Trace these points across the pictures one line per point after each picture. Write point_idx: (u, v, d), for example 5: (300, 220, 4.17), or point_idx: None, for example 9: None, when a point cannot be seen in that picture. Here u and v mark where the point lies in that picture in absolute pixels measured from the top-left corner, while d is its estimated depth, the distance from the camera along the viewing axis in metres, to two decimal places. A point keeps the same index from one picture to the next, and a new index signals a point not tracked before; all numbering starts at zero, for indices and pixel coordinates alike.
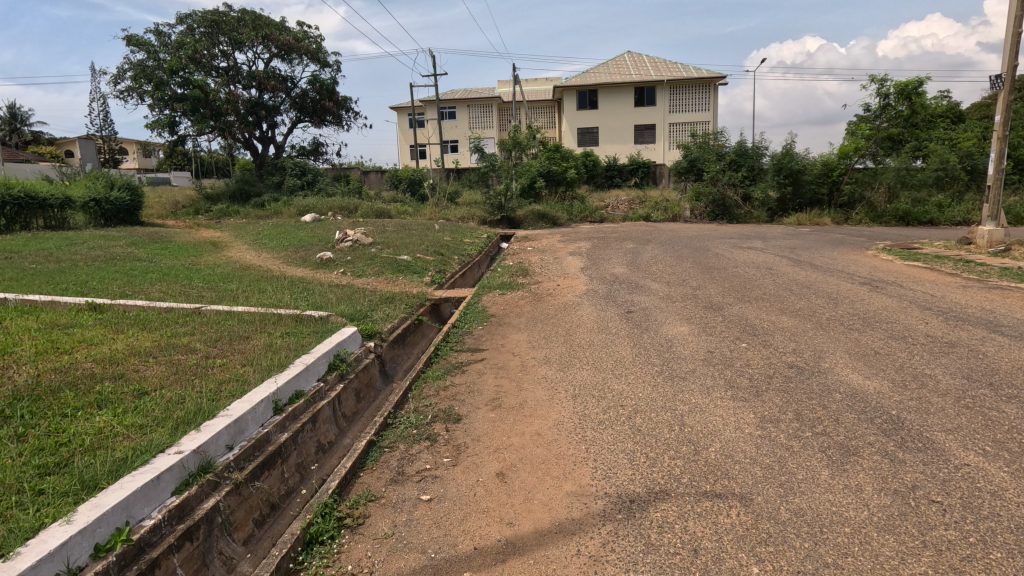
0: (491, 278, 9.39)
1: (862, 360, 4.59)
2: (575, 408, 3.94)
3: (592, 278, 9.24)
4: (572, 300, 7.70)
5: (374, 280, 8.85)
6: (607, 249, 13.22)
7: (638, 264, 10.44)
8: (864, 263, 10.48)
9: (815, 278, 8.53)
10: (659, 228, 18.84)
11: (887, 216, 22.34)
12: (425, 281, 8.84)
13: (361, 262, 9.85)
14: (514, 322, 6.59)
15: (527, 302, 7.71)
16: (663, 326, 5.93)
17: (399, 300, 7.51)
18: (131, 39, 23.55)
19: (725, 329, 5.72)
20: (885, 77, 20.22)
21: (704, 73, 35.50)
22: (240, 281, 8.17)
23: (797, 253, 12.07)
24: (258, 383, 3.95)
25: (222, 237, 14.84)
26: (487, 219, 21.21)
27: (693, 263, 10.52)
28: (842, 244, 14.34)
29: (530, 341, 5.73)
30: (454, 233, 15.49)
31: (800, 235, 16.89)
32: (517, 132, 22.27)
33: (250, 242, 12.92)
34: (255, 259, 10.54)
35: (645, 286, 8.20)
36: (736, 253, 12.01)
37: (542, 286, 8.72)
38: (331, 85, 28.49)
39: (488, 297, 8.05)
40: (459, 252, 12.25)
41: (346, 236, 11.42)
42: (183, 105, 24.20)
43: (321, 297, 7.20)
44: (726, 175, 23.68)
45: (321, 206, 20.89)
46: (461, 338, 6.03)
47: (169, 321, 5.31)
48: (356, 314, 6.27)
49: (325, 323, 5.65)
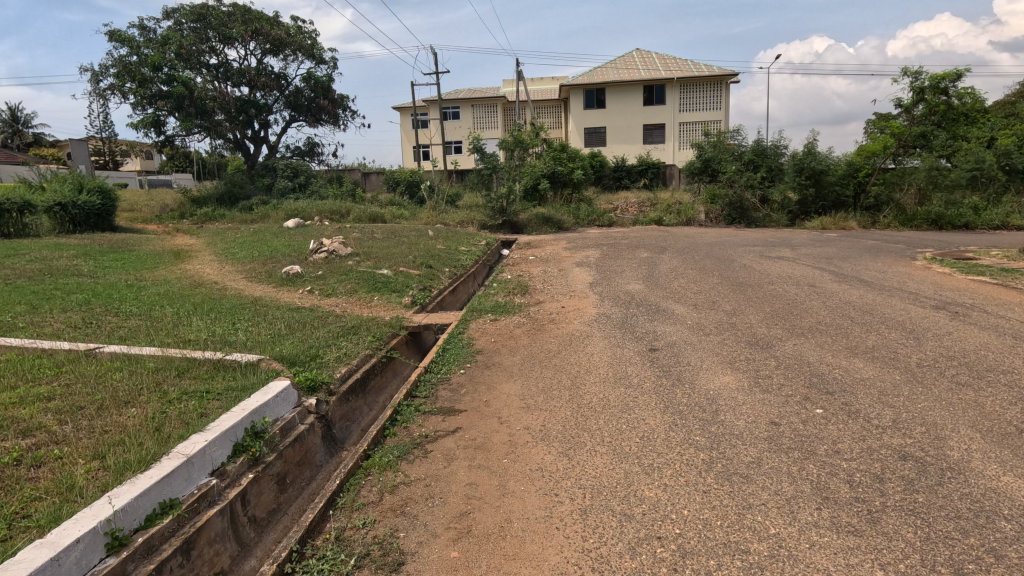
0: (483, 298, 7.97)
1: (1007, 445, 3.12)
2: (586, 543, 2.51)
3: (603, 297, 7.84)
4: (580, 328, 6.29)
5: (344, 301, 7.49)
6: (618, 259, 11.78)
7: (656, 280, 9.00)
8: (920, 278, 8.99)
9: (874, 300, 7.05)
10: (673, 233, 17.44)
11: (918, 219, 20.72)
12: (404, 302, 7.46)
13: (332, 277, 8.47)
14: (505, 363, 5.17)
15: (523, 331, 6.28)
16: (702, 375, 4.49)
17: (365, 331, 6.13)
18: (114, 35, 22.35)
19: (786, 381, 4.28)
20: (919, 70, 18.73)
21: (716, 70, 34.04)
22: (180, 306, 6.79)
23: (836, 265, 10.58)
24: (89, 502, 2.53)
25: (193, 245, 13.49)
26: (488, 223, 19.76)
27: (721, 278, 9.04)
28: (881, 253, 12.80)
29: (524, 397, 4.30)
30: (449, 240, 14.09)
31: (830, 242, 15.37)
32: (519, 130, 20.93)
33: (219, 252, 11.60)
34: (214, 273, 9.16)
35: (668, 311, 6.79)
36: (766, 265, 10.57)
37: (542, 308, 7.31)
38: (327, 82, 27.21)
39: (476, 324, 6.63)
40: (451, 262, 10.88)
41: (321, 246, 10.05)
42: (167, 103, 22.91)
43: (270, 329, 5.84)
44: (744, 176, 22.12)
45: (310, 210, 19.58)
46: (433, 389, 4.59)
47: (30, 374, 3.88)
48: (301, 357, 4.85)
49: (248, 375, 4.22)
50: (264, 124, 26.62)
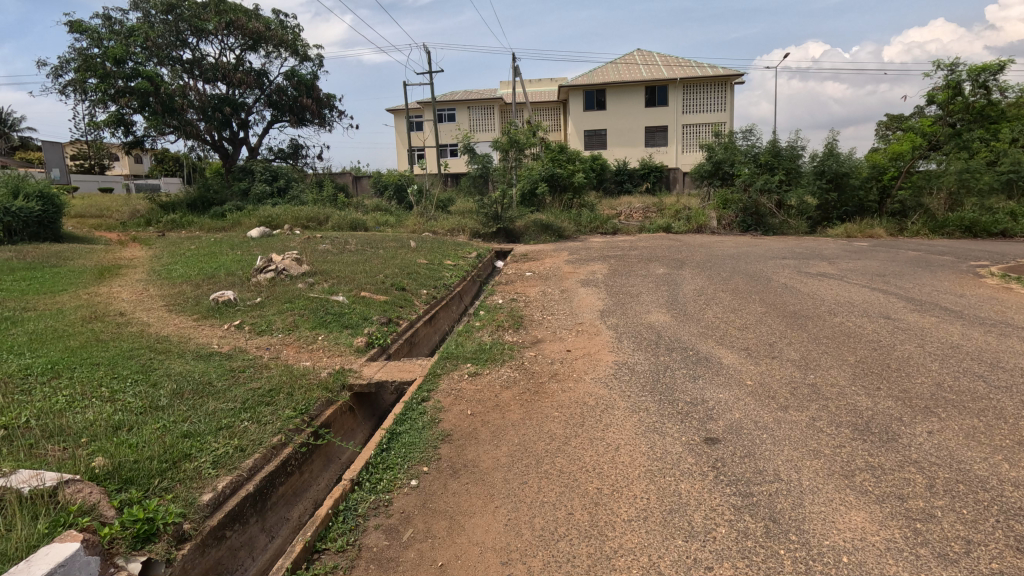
0: (463, 336, 6.09)
1: None
2: None
3: (621, 334, 6.01)
4: (593, 391, 4.43)
5: (278, 343, 5.68)
6: (629, 276, 9.97)
7: (683, 307, 7.18)
8: (1017, 306, 7.12)
9: (992, 346, 5.17)
10: (687, 243, 15.64)
11: (950, 226, 18.75)
12: (357, 345, 5.60)
13: (273, 307, 6.66)
14: (486, 465, 3.35)
15: (513, 398, 4.40)
16: (811, 512, 2.65)
17: (286, 398, 4.25)
18: (73, 25, 20.33)
19: (969, 531, 2.44)
20: (956, 62, 16.89)
21: (722, 70, 32.36)
22: (44, 355, 4.93)
23: (894, 285, 8.76)
24: None
25: (136, 259, 11.57)
26: (481, 231, 17.90)
27: (764, 305, 7.23)
28: (934, 268, 11.00)
29: (510, 564, 2.45)
30: (433, 252, 12.26)
31: (866, 254, 13.58)
32: (515, 129, 18.32)
33: (156, 268, 9.71)
34: (129, 299, 7.31)
35: (714, 362, 4.95)
36: (811, 285, 8.73)
37: (542, 353, 5.46)
38: (311, 80, 25.45)
39: (449, 380, 4.76)
40: (430, 281, 9.05)
41: (269, 263, 8.20)
42: (131, 99, 20.69)
43: (143, 400, 3.98)
44: (760, 179, 20.26)
45: (284, 217, 17.74)
46: (355, 531, 2.74)
47: None
48: (145, 471, 2.99)
49: (15, 527, 2.38)
50: (243, 124, 24.79)
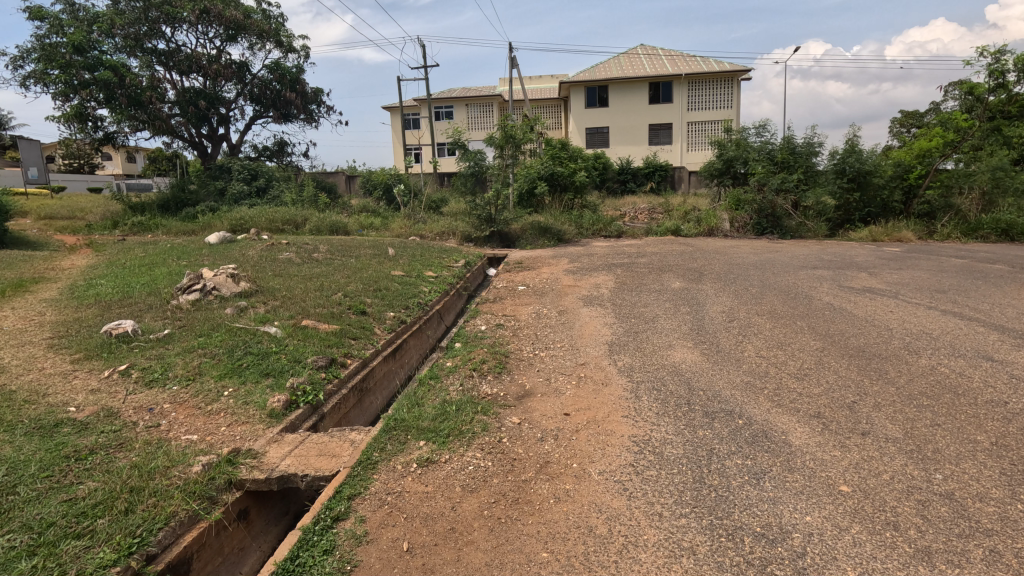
0: (422, 387, 4.48)
1: None
2: None
3: (636, 385, 4.43)
4: (604, 501, 2.86)
5: (166, 404, 4.08)
6: (640, 292, 8.38)
7: (713, 341, 5.59)
8: None
9: None
10: (702, 248, 14.04)
11: (984, 228, 17.04)
12: (272, 405, 4.01)
13: (181, 343, 5.08)
14: None
15: (478, 513, 2.83)
16: None
17: (112, 521, 2.65)
18: (33, 12, 18.73)
19: None
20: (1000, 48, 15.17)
21: (730, 65, 30.75)
22: None
23: (968, 306, 7.15)
24: None
25: (68, 269, 9.99)
26: (472, 234, 16.27)
27: (818, 337, 5.66)
28: (994, 281, 9.36)
29: None
30: (414, 260, 10.69)
31: (905, 262, 11.93)
32: (511, 124, 16.67)
33: (77, 283, 8.12)
34: (8, 329, 5.73)
35: (780, 443, 3.37)
36: (865, 305, 7.10)
37: (528, 419, 3.89)
38: (296, 73, 23.82)
39: (388, 475, 3.17)
40: (401, 297, 7.48)
41: (197, 280, 6.61)
42: (94, 91, 19.11)
43: None
44: (776, 177, 18.58)
45: (257, 219, 16.15)
46: None
47: None
48: None
49: None
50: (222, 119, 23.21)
